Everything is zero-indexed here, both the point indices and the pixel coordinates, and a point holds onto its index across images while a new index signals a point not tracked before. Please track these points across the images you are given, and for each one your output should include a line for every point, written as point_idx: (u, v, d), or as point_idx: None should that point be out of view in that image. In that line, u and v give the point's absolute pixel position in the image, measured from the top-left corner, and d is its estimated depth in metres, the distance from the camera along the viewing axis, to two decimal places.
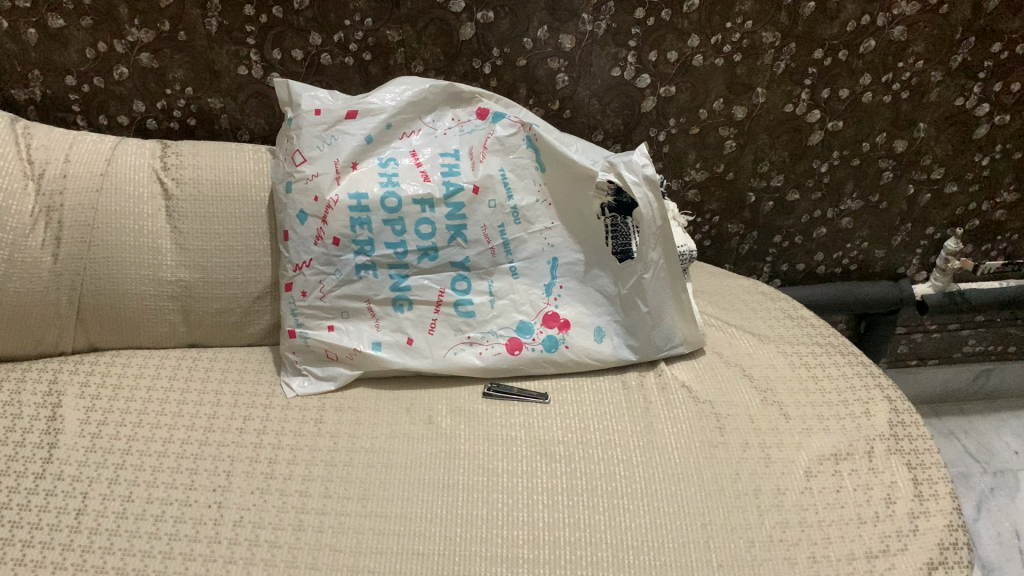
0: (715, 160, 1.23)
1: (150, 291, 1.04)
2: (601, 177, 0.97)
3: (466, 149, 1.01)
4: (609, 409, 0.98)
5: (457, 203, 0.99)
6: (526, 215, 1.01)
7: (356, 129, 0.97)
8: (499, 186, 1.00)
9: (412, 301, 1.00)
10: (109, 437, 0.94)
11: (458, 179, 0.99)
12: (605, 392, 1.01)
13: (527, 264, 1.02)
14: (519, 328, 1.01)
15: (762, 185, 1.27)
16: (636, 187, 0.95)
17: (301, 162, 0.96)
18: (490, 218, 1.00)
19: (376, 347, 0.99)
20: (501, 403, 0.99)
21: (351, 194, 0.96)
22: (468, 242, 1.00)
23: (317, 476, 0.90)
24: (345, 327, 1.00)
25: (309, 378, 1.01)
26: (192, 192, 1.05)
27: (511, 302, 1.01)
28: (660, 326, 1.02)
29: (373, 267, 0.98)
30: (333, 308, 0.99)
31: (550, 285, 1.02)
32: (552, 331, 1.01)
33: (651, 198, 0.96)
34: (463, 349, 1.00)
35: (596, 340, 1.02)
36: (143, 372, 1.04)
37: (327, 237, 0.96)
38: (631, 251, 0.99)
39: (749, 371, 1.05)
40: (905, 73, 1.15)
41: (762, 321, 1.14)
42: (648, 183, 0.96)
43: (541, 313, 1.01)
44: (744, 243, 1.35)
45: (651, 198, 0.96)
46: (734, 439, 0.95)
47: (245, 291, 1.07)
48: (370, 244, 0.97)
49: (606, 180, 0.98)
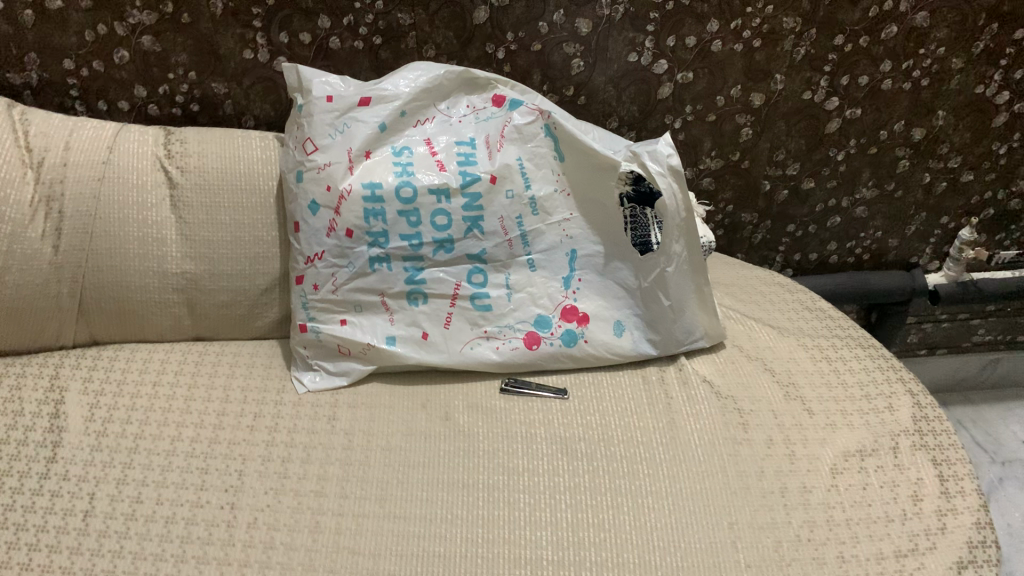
0: (731, 148, 1.20)
1: (155, 284, 1.01)
2: (624, 167, 0.92)
3: (482, 137, 0.97)
4: (631, 404, 0.95)
5: (474, 194, 0.95)
6: (544, 206, 0.97)
7: (369, 116, 0.94)
8: (516, 176, 0.96)
9: (427, 295, 0.96)
10: (115, 436, 0.91)
11: (475, 168, 0.95)
12: (626, 387, 0.98)
13: (545, 256, 0.98)
14: (538, 322, 0.97)
15: (779, 173, 1.24)
16: (661, 177, 0.90)
17: (312, 151, 0.93)
18: (508, 208, 0.96)
19: (390, 341, 0.96)
20: (519, 399, 0.96)
21: (365, 184, 0.93)
22: (485, 234, 0.96)
23: (334, 476, 0.88)
24: (358, 321, 0.96)
25: (321, 373, 0.98)
26: (197, 181, 1.01)
27: (529, 295, 0.97)
28: (681, 319, 0.97)
29: (387, 260, 0.95)
30: (346, 301, 0.96)
31: (569, 277, 0.98)
32: (571, 325, 0.97)
33: (676, 188, 0.90)
34: (479, 344, 0.97)
35: (616, 334, 0.98)
36: (148, 368, 1.01)
37: (341, 228, 0.93)
38: (650, 245, 0.94)
39: (771, 365, 1.02)
40: (927, 60, 1.13)
41: (782, 311, 1.11)
42: (673, 174, 0.90)
43: (559, 306, 0.97)
44: (758, 232, 1.32)
45: (676, 187, 0.90)
46: (758, 436, 0.93)
47: (253, 283, 1.03)
48: (384, 236, 0.94)
49: (629, 169, 0.92)
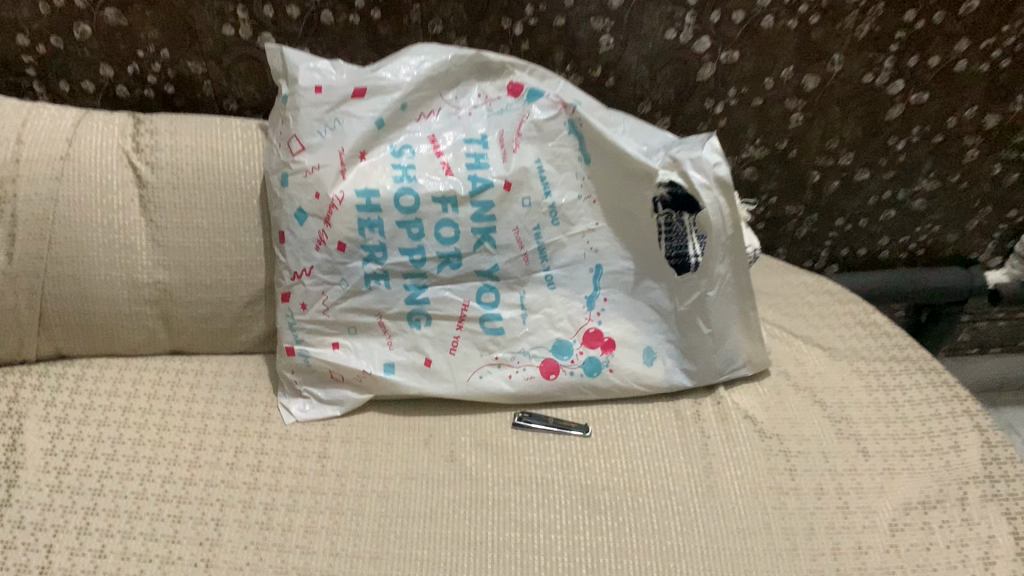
0: (777, 136, 1.06)
1: (125, 295, 0.89)
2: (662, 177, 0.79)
3: (495, 134, 0.84)
4: (661, 445, 0.84)
5: (485, 202, 0.82)
6: (565, 215, 0.84)
7: (364, 110, 0.81)
8: (534, 181, 0.83)
9: (431, 316, 0.84)
10: (78, 474, 0.81)
11: (487, 172, 0.82)
12: (655, 422, 0.86)
13: (565, 272, 0.85)
14: (558, 348, 0.85)
15: (829, 163, 1.10)
16: (706, 192, 0.77)
17: (298, 151, 0.80)
18: (524, 219, 0.83)
19: (389, 369, 0.84)
20: (534, 436, 0.84)
21: (360, 191, 0.80)
22: (497, 248, 0.83)
23: (322, 528, 0.77)
24: (353, 345, 0.85)
25: (311, 401, 0.87)
26: (170, 179, 0.88)
27: (547, 317, 0.85)
28: (722, 347, 0.85)
29: (385, 276, 0.83)
30: (338, 323, 0.84)
31: (593, 296, 0.86)
32: (595, 351, 0.85)
33: (722, 204, 0.77)
34: (490, 373, 0.85)
35: (646, 363, 0.86)
36: (119, 389, 0.90)
37: (331, 241, 0.81)
38: (689, 261, 0.81)
39: (821, 397, 0.90)
40: (1009, 38, 0.98)
41: (832, 327, 0.99)
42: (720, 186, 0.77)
43: (581, 330, 0.85)
44: (802, 226, 1.18)
45: (722, 202, 0.77)
46: (806, 483, 0.82)
47: (236, 295, 0.91)
48: (382, 250, 0.82)
49: (668, 179, 0.79)
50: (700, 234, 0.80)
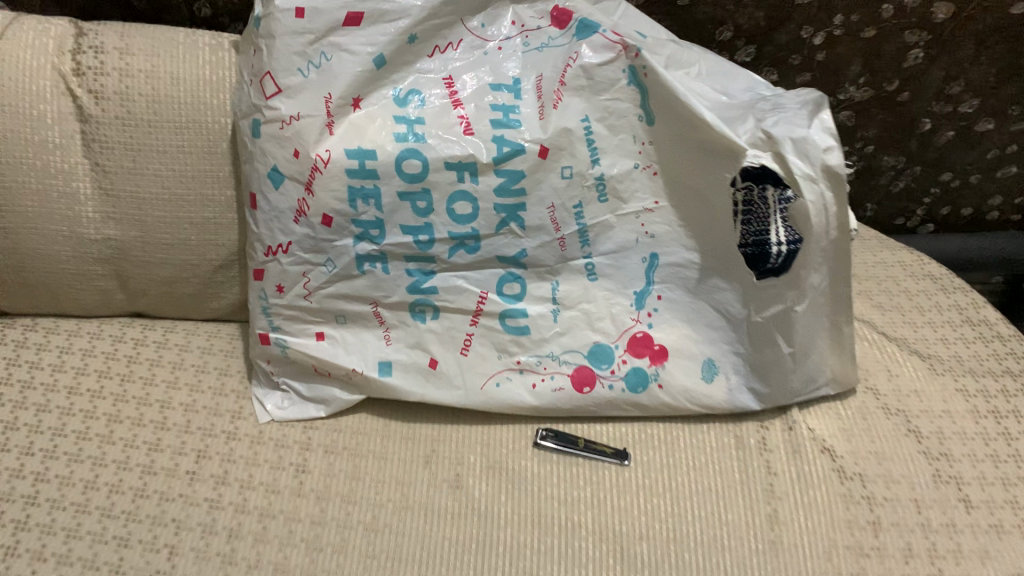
0: (888, 75, 0.85)
1: (69, 252, 0.73)
2: (752, 159, 0.59)
3: (531, 79, 0.64)
4: (716, 484, 0.68)
5: (512, 172, 0.63)
6: (616, 189, 0.65)
7: (359, 44, 0.61)
8: (579, 146, 0.64)
9: (438, 308, 0.67)
10: (8, 477, 0.66)
11: (517, 133, 0.63)
12: (709, 451, 0.70)
13: (611, 260, 0.67)
14: (595, 355, 0.68)
15: (946, 110, 0.88)
16: (808, 183, 0.58)
17: (274, 95, 0.61)
18: (562, 194, 0.65)
19: (385, 370, 0.68)
20: (560, 463, 0.69)
21: (351, 151, 0.62)
22: (525, 230, 0.65)
23: (296, 568, 0.62)
24: (341, 337, 0.68)
25: (292, 397, 0.72)
26: (120, 116, 0.69)
27: (584, 315, 0.68)
28: (803, 367, 0.67)
29: (382, 258, 0.66)
30: (323, 311, 0.67)
31: (643, 292, 0.68)
32: (641, 362, 0.68)
33: (829, 201, 0.58)
34: (509, 381, 0.68)
35: (706, 379, 0.68)
36: (65, 363, 0.74)
37: (314, 214, 0.63)
38: (769, 251, 0.62)
39: (916, 422, 0.72)
40: None
41: (933, 326, 0.80)
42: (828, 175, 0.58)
43: (625, 334, 0.68)
44: (899, 180, 0.97)
45: (829, 196, 0.58)
46: (894, 542, 0.65)
47: (202, 258, 0.74)
48: (378, 226, 0.64)
49: (758, 164, 0.59)
50: (785, 216, 0.61)
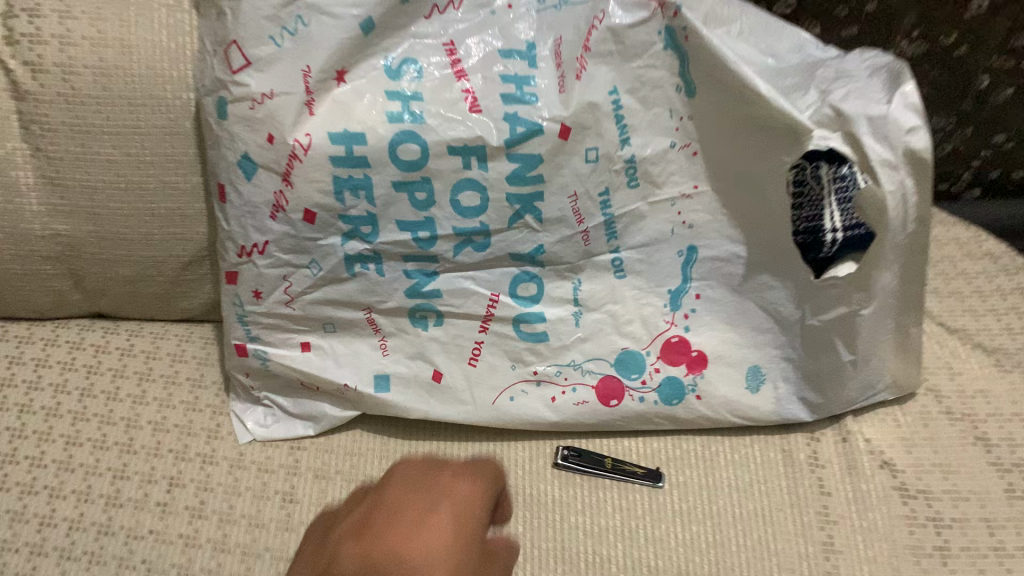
0: (947, 25, 0.74)
1: (13, 249, 0.63)
2: (819, 141, 0.50)
3: (549, 44, 0.54)
4: (761, 508, 0.60)
5: (527, 156, 0.54)
6: (648, 173, 0.56)
7: (342, 5, 0.50)
8: (605, 124, 0.54)
9: (442, 314, 0.58)
10: None
11: (534, 110, 0.53)
12: (752, 468, 0.61)
13: (641, 255, 0.58)
14: (623, 363, 0.59)
15: (1009, 63, 0.77)
16: (885, 169, 0.49)
17: (240, 69, 0.50)
18: (585, 180, 0.55)
19: (381, 385, 0.59)
20: (583, 486, 0.60)
21: (337, 136, 0.52)
22: (542, 224, 0.56)
23: None
24: (330, 346, 0.59)
25: (275, 413, 0.63)
26: (62, 93, 0.58)
27: (610, 317, 0.59)
28: (863, 374, 0.59)
29: (376, 258, 0.56)
30: (308, 318, 0.58)
31: (679, 291, 0.59)
32: (677, 370, 0.59)
33: (910, 189, 0.49)
34: (524, 395, 0.59)
35: (750, 389, 0.59)
36: (15, 376, 0.65)
37: (294, 209, 0.54)
38: (824, 239, 0.56)
39: (986, 427, 0.63)
40: None
41: (1000, 312, 0.70)
42: (909, 160, 0.49)
43: (658, 339, 0.59)
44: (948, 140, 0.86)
45: (909, 184, 0.49)
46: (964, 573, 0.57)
47: (167, 255, 0.64)
48: (370, 222, 0.55)
49: (826, 146, 0.50)
50: (840, 198, 0.56)
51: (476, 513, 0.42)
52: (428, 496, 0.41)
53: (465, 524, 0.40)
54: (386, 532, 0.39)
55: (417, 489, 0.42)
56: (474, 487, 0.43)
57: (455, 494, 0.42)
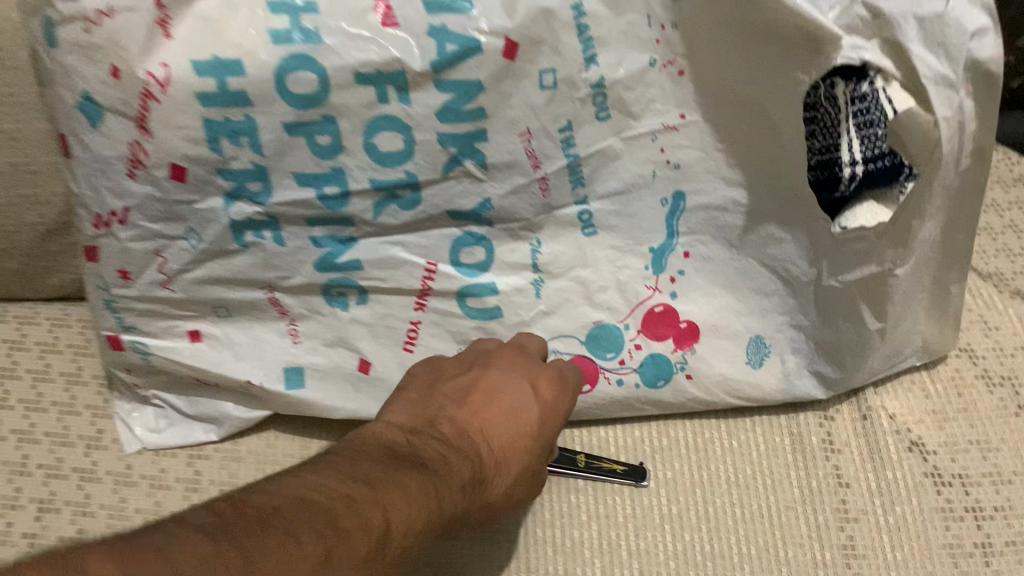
0: None
1: None
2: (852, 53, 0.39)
3: None
4: (767, 507, 0.49)
5: (463, 84, 0.41)
6: (623, 100, 0.43)
7: None
8: (566, 37, 0.41)
9: (366, 290, 0.46)
10: None
11: (470, 21, 0.40)
12: (753, 457, 0.51)
13: (615, 205, 0.46)
14: (597, 340, 0.48)
15: None
16: (943, 90, 0.38)
17: None
18: (541, 113, 0.43)
19: (293, 380, 0.47)
20: (551, 489, 0.49)
21: (206, 66, 0.39)
22: (487, 171, 0.44)
23: None
24: (226, 336, 0.47)
25: (169, 415, 0.51)
26: None
27: (579, 285, 0.47)
28: (891, 342, 0.48)
29: (275, 223, 0.44)
30: (195, 302, 0.45)
31: (662, 250, 0.47)
32: (662, 346, 0.48)
33: (969, 114, 0.39)
34: None
35: (752, 365, 0.48)
36: None
37: (158, 164, 0.41)
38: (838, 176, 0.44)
39: None
40: None
41: None
42: (969, 73, 0.38)
43: (639, 309, 0.47)
44: None
45: (970, 107, 0.39)
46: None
47: (20, 223, 0.49)
48: (263, 177, 0.42)
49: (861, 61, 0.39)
50: (859, 123, 0.43)
51: (560, 413, 0.42)
52: (522, 399, 0.41)
53: (551, 426, 0.41)
54: (481, 415, 0.39)
55: (514, 374, 0.42)
56: (566, 396, 0.42)
57: (548, 396, 0.42)
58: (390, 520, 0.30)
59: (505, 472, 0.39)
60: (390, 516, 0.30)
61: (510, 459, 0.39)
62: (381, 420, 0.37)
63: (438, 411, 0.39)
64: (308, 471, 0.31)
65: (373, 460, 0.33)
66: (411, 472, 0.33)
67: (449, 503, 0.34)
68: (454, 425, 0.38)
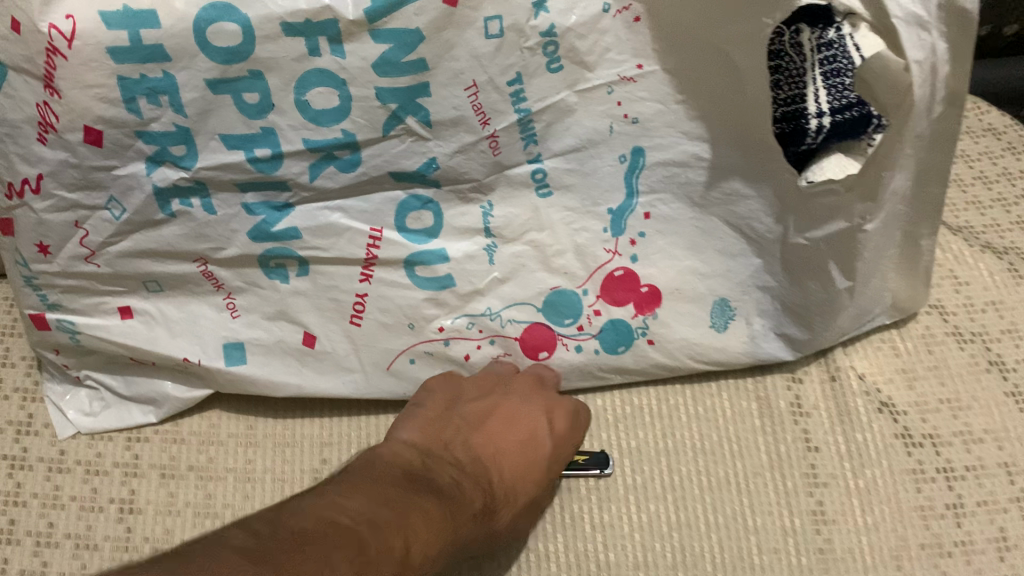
0: None
1: None
2: None
3: None
4: (734, 476, 0.47)
5: (401, 34, 0.38)
6: (574, 50, 0.40)
7: None
8: None
9: (307, 260, 0.43)
10: None
11: None
12: (719, 424, 0.49)
13: (570, 163, 0.43)
14: (554, 307, 0.45)
15: None
16: (909, 31, 0.35)
17: None
18: (487, 65, 0.40)
19: (233, 356, 0.44)
20: None
21: (118, 17, 0.36)
22: (431, 128, 0.41)
23: None
24: (158, 313, 0.44)
25: (104, 398, 0.48)
26: None
27: (533, 249, 0.45)
28: (861, 300, 0.46)
29: (206, 189, 0.41)
30: (122, 277, 0.43)
31: (622, 210, 0.44)
32: (623, 312, 0.45)
33: (942, 56, 0.36)
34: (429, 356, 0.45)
35: (717, 328, 0.46)
36: None
37: (72, 126, 0.38)
38: None
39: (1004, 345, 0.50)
40: None
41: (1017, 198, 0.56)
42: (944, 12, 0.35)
43: (597, 275, 0.45)
44: None
45: (943, 49, 0.36)
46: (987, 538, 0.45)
47: None
48: (189, 137, 0.39)
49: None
50: None
51: (569, 441, 0.44)
52: (530, 423, 0.43)
53: (560, 452, 0.43)
54: (493, 442, 0.42)
55: (530, 401, 0.44)
56: (577, 429, 0.44)
57: (559, 427, 0.43)
58: (413, 543, 0.32)
59: (513, 501, 0.41)
60: (411, 536, 0.32)
61: (517, 486, 0.41)
62: (398, 440, 0.40)
63: (454, 434, 0.41)
64: (341, 494, 0.33)
65: (393, 481, 0.35)
66: (433, 496, 0.35)
67: (464, 527, 0.36)
68: (466, 450, 0.41)
